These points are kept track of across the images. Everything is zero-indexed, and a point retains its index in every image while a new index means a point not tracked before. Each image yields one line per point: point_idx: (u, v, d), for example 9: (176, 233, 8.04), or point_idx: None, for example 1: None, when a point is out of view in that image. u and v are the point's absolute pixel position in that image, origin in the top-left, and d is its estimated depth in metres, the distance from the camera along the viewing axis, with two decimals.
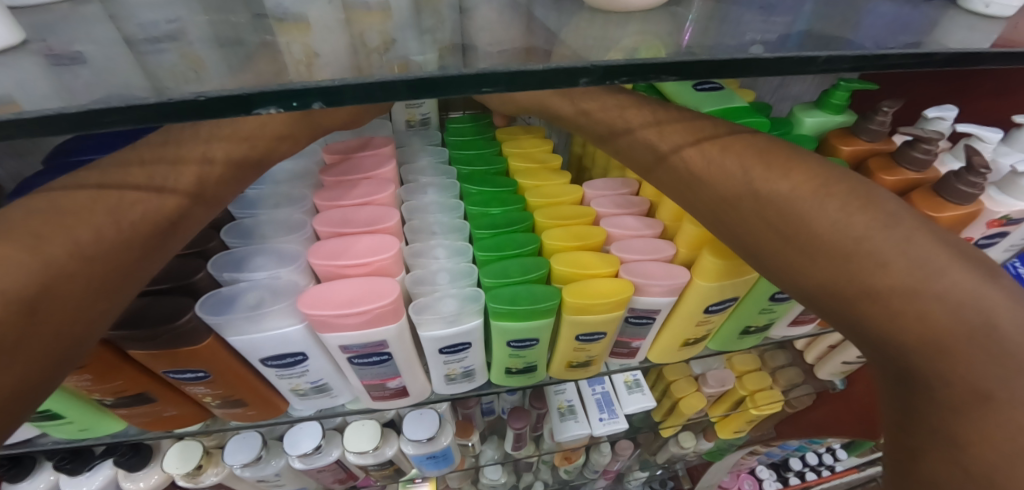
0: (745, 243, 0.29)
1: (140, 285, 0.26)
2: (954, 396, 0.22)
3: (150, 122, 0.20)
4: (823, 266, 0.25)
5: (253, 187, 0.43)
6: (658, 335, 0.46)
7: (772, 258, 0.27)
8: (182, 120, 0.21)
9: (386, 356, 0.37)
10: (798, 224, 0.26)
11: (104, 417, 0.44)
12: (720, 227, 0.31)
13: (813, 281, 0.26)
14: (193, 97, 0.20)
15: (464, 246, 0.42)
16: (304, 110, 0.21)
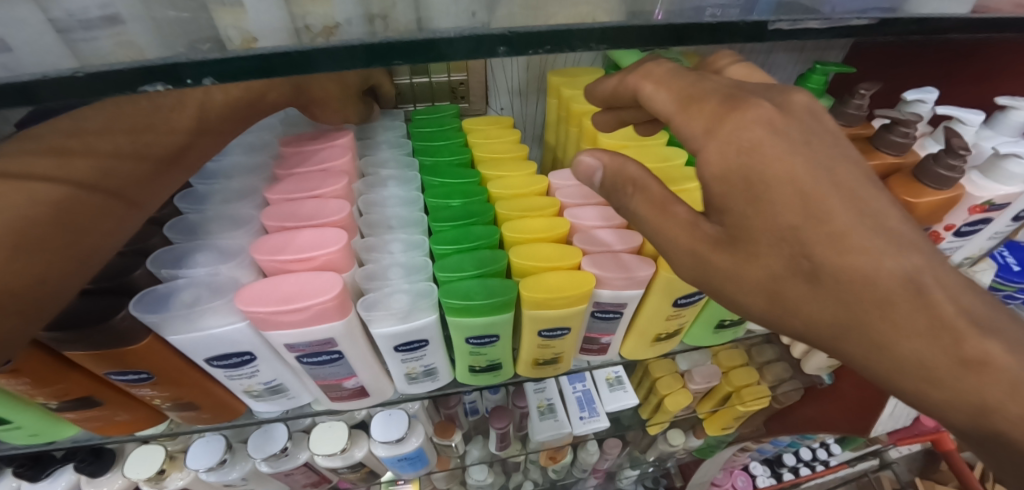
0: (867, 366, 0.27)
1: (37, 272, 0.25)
2: None
3: (26, 101, 0.19)
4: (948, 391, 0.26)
5: (202, 182, 0.41)
6: (629, 330, 0.44)
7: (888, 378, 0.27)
8: (64, 100, 0.19)
9: (336, 354, 0.36)
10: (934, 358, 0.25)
11: (55, 422, 0.43)
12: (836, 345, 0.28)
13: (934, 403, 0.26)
14: (68, 73, 0.18)
15: (420, 239, 0.40)
16: (198, 87, 0.19)
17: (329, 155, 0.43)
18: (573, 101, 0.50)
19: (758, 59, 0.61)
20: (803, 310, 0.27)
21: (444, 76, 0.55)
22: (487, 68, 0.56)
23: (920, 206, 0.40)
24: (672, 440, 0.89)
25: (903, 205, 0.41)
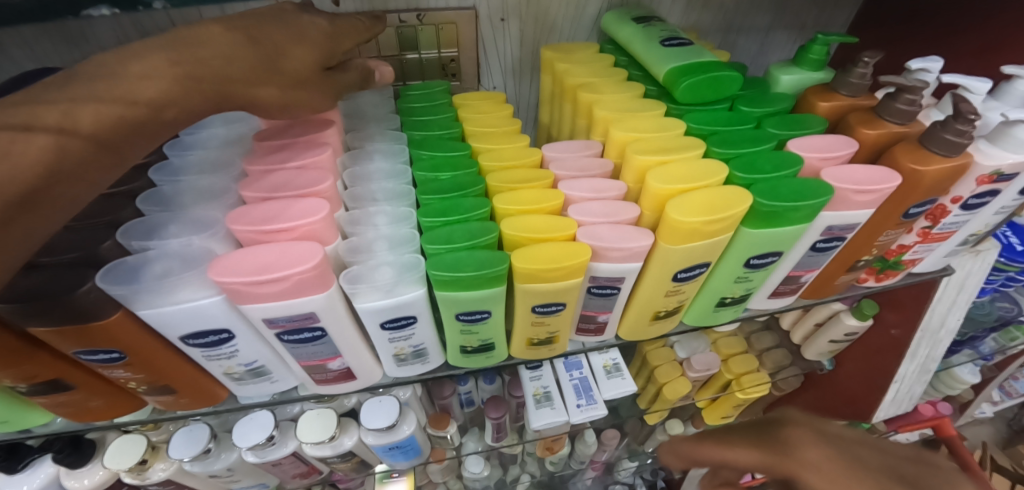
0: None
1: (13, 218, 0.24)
2: None
3: None
4: None
5: (178, 155, 0.39)
6: (626, 308, 0.43)
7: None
8: None
9: (318, 331, 0.34)
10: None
11: (26, 408, 0.41)
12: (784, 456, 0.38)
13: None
14: None
15: (408, 212, 0.38)
16: None
17: (313, 127, 0.41)
18: (567, 74, 0.48)
19: (757, 37, 0.60)
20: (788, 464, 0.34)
21: (434, 52, 0.53)
22: (479, 44, 0.54)
23: (927, 175, 0.39)
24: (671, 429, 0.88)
25: (909, 173, 0.39)
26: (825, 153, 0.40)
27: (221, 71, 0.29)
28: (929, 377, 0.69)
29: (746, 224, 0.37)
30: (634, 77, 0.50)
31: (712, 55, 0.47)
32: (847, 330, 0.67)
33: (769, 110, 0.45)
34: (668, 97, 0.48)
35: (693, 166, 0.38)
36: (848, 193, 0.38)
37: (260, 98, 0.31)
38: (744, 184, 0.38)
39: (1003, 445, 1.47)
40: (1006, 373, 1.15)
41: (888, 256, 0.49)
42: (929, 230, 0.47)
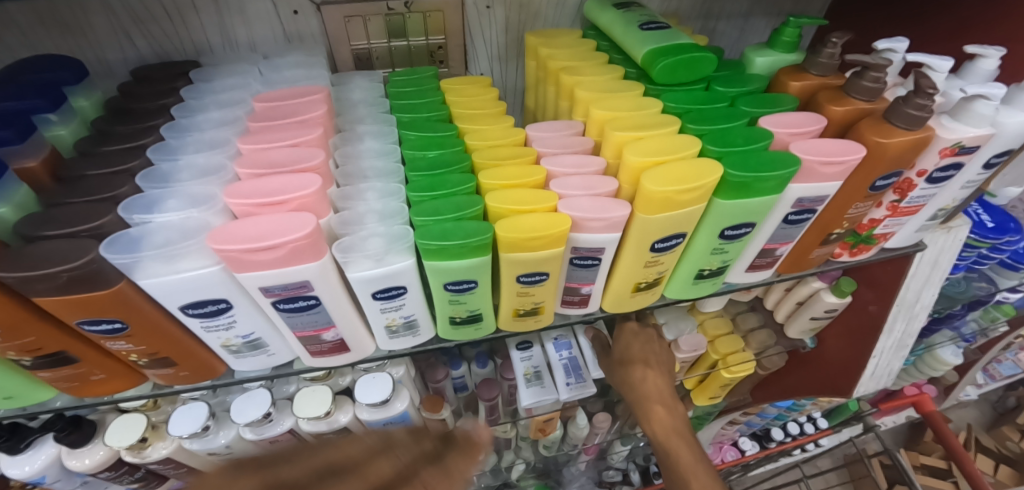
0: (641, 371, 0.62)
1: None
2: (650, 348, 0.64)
3: None
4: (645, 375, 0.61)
5: (175, 136, 0.41)
6: (608, 280, 0.45)
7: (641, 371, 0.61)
8: None
9: (312, 300, 0.36)
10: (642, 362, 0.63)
11: (30, 384, 0.42)
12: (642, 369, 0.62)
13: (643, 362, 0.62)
14: None
15: (397, 188, 0.40)
16: None
17: (305, 109, 0.43)
18: (551, 58, 0.50)
19: (736, 23, 0.63)
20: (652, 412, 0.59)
21: (422, 39, 0.55)
22: (466, 31, 0.56)
23: (890, 147, 0.41)
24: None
25: (874, 146, 0.41)
26: (794, 128, 0.42)
27: None
28: (907, 352, 0.72)
29: (719, 194, 0.39)
30: (616, 61, 0.52)
31: (689, 38, 0.49)
32: (827, 307, 0.69)
33: (742, 90, 0.47)
34: (647, 79, 0.50)
35: (668, 141, 0.40)
36: (815, 165, 0.40)
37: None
38: (717, 157, 0.40)
39: (988, 428, 1.51)
40: (989, 355, 1.18)
41: (860, 229, 0.52)
42: (898, 204, 0.49)
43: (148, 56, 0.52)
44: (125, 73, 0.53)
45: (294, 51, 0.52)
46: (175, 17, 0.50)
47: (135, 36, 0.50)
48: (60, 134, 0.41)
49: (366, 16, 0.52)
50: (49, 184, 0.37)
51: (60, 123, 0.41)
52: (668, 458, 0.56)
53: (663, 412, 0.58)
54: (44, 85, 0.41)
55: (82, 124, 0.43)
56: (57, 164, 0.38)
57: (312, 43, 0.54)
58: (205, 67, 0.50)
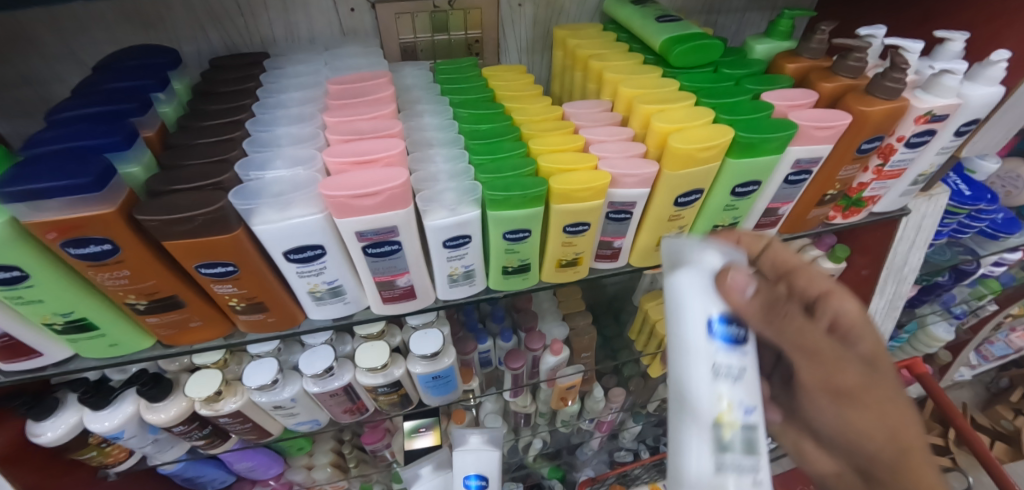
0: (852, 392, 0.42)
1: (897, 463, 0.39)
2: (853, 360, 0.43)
3: None
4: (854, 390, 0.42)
5: (266, 112, 0.47)
6: (637, 235, 0.52)
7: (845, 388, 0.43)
8: None
9: (396, 245, 0.42)
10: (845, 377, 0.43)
11: (134, 332, 0.47)
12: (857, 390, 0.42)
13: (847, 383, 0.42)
14: None
15: (460, 153, 0.47)
16: None
17: (375, 90, 0.50)
18: (579, 47, 0.57)
19: (734, 17, 0.71)
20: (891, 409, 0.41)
21: (461, 34, 0.62)
22: (500, 26, 0.63)
23: (872, 114, 0.49)
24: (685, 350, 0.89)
25: (859, 113, 0.49)
26: (791, 101, 0.50)
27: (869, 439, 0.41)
28: (896, 314, 0.80)
29: (732, 154, 0.47)
30: (636, 50, 0.59)
31: (698, 28, 0.56)
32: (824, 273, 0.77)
33: (746, 72, 0.55)
34: (663, 64, 0.57)
35: (687, 110, 0.47)
36: (810, 130, 0.47)
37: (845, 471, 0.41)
38: (729, 124, 0.48)
39: (982, 407, 1.59)
40: (979, 334, 1.26)
41: (850, 192, 0.60)
42: (882, 168, 0.57)
43: (218, 49, 0.59)
44: (196, 64, 0.59)
45: (351, 44, 0.59)
46: (247, 13, 0.56)
47: (209, 31, 0.57)
48: (166, 111, 0.47)
49: (414, 13, 0.59)
50: (165, 151, 0.43)
51: (166, 102, 0.47)
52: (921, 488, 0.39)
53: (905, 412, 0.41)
54: (149, 70, 0.47)
55: (180, 105, 0.49)
56: (167, 135, 0.44)
57: (365, 37, 0.61)
58: (275, 57, 0.56)
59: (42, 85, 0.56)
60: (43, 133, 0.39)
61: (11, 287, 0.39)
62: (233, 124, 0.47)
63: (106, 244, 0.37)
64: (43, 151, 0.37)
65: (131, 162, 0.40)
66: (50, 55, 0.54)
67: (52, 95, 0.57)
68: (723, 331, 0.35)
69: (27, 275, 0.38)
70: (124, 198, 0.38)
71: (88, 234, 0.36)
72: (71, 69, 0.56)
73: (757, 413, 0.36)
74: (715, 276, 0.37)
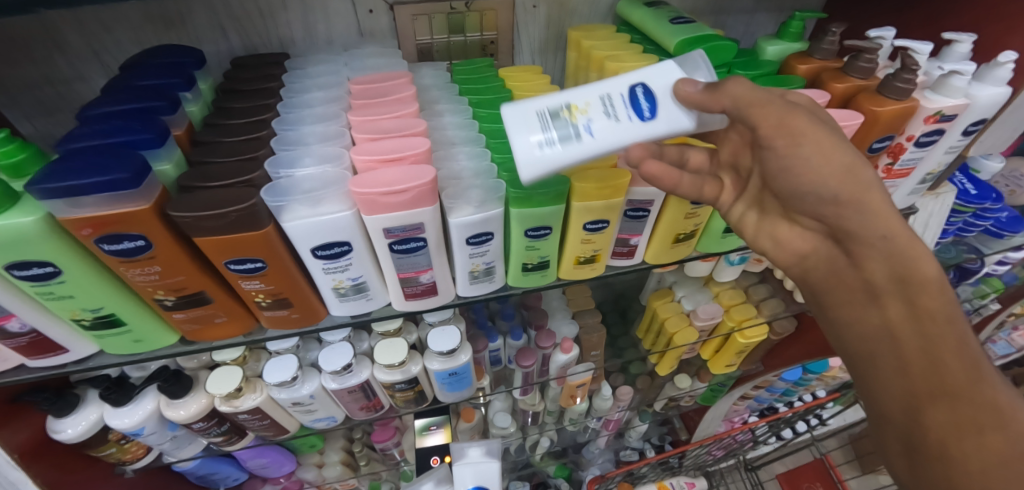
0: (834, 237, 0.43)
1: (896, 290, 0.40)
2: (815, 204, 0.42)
3: None
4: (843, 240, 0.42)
5: (291, 111, 0.48)
6: (652, 233, 0.53)
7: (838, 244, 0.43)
8: None
9: (421, 241, 0.43)
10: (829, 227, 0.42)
11: (159, 328, 0.48)
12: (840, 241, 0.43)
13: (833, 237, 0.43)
14: None
15: (482, 151, 0.48)
16: None
17: (397, 90, 0.50)
18: (593, 48, 0.58)
19: (743, 19, 0.72)
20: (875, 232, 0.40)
21: (476, 35, 0.63)
22: (515, 27, 0.64)
23: (884, 113, 0.50)
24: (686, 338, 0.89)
25: (870, 112, 0.50)
26: None
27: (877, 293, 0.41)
28: None
29: None
30: (650, 50, 0.60)
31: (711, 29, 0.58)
32: None
33: (759, 73, 0.56)
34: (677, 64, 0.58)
35: None
36: None
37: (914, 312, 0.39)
38: None
39: None
40: (983, 334, 1.27)
41: None
42: (892, 167, 0.58)
43: (238, 49, 0.59)
44: (216, 64, 0.60)
45: (369, 44, 0.60)
46: (267, 14, 0.57)
47: (229, 31, 0.57)
48: (192, 110, 0.47)
49: (431, 14, 0.60)
50: (193, 149, 0.44)
51: (192, 101, 0.47)
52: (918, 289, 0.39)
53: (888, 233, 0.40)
54: (176, 69, 0.48)
55: (205, 104, 0.50)
56: (195, 133, 0.45)
57: (382, 38, 0.62)
58: (296, 57, 0.57)
59: (65, 84, 0.56)
60: (77, 130, 0.40)
61: (44, 283, 0.40)
62: (258, 122, 0.47)
63: (138, 240, 0.38)
64: (78, 148, 0.38)
65: (163, 160, 0.40)
66: (73, 54, 0.55)
67: (74, 95, 0.58)
68: (647, 101, 0.40)
69: (59, 270, 0.39)
70: (158, 195, 0.38)
71: (122, 230, 0.37)
72: (93, 69, 0.57)
73: (592, 139, 0.39)
74: (678, 85, 0.40)
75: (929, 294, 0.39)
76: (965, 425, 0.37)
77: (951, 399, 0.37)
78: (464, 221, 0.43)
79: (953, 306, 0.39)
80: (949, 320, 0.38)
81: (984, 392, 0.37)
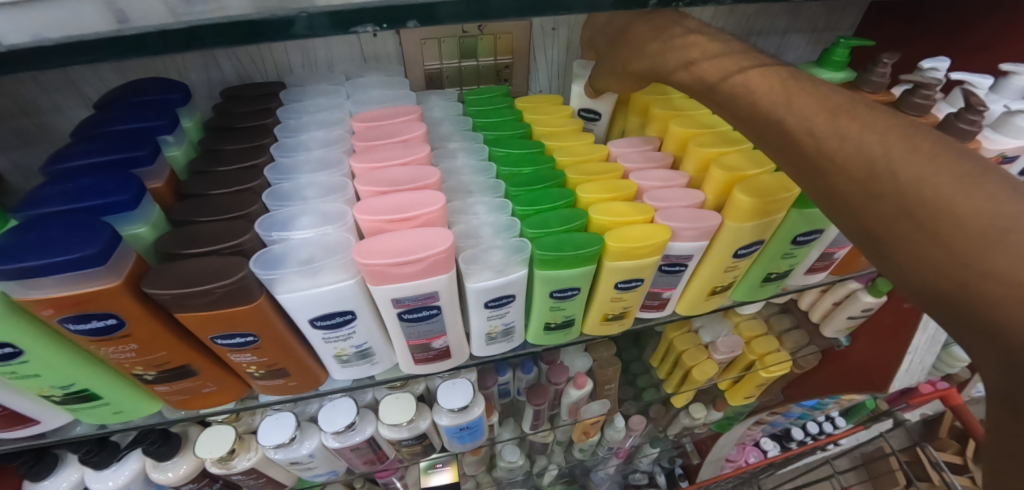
0: (805, 163, 0.30)
1: (912, 209, 0.25)
2: (771, 119, 0.32)
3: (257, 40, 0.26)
4: (817, 171, 0.30)
5: (288, 156, 0.44)
6: (686, 285, 0.48)
7: (815, 179, 0.30)
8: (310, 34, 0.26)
9: (435, 310, 0.38)
10: (799, 149, 0.30)
11: (141, 398, 0.43)
12: (805, 172, 0.31)
13: (807, 168, 0.30)
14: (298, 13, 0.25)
15: (502, 202, 0.43)
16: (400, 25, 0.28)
17: (404, 129, 0.45)
18: None
19: (774, 40, 0.67)
20: (852, 139, 0.28)
21: (490, 60, 0.58)
22: (531, 51, 0.59)
23: None
24: (710, 346, 0.84)
25: None
26: None
27: (898, 223, 0.26)
28: (938, 348, 0.80)
29: (798, 204, 0.43)
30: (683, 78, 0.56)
31: None
32: (864, 307, 0.75)
33: None
34: None
35: (748, 155, 0.44)
36: None
37: (950, 235, 0.24)
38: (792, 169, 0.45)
39: None
40: None
41: None
42: None
43: (230, 77, 0.54)
44: (207, 93, 0.55)
45: (373, 72, 0.54)
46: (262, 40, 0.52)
47: (220, 59, 0.52)
48: (176, 155, 0.42)
49: (441, 38, 0.54)
50: (176, 204, 0.39)
51: (175, 144, 0.43)
52: (934, 199, 0.25)
53: (867, 136, 0.28)
54: (159, 107, 0.42)
55: (191, 146, 0.45)
56: (179, 185, 0.40)
57: (388, 63, 0.57)
58: (293, 88, 0.52)
59: (40, 116, 0.51)
60: (43, 189, 0.35)
61: (3, 364, 0.35)
62: (250, 169, 0.42)
63: (110, 318, 0.33)
64: (42, 215, 0.33)
65: (138, 222, 0.35)
66: (49, 85, 0.49)
67: (50, 127, 0.52)
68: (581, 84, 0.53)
69: (20, 351, 0.34)
70: (132, 267, 0.33)
71: (90, 312, 0.32)
72: (72, 99, 0.51)
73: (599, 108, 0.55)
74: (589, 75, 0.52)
75: (756, 113, 0.33)
76: (824, 200, 0.30)
77: (792, 167, 0.32)
78: (481, 287, 0.38)
79: (788, 100, 0.31)
80: (775, 116, 0.31)
81: (809, 145, 0.30)
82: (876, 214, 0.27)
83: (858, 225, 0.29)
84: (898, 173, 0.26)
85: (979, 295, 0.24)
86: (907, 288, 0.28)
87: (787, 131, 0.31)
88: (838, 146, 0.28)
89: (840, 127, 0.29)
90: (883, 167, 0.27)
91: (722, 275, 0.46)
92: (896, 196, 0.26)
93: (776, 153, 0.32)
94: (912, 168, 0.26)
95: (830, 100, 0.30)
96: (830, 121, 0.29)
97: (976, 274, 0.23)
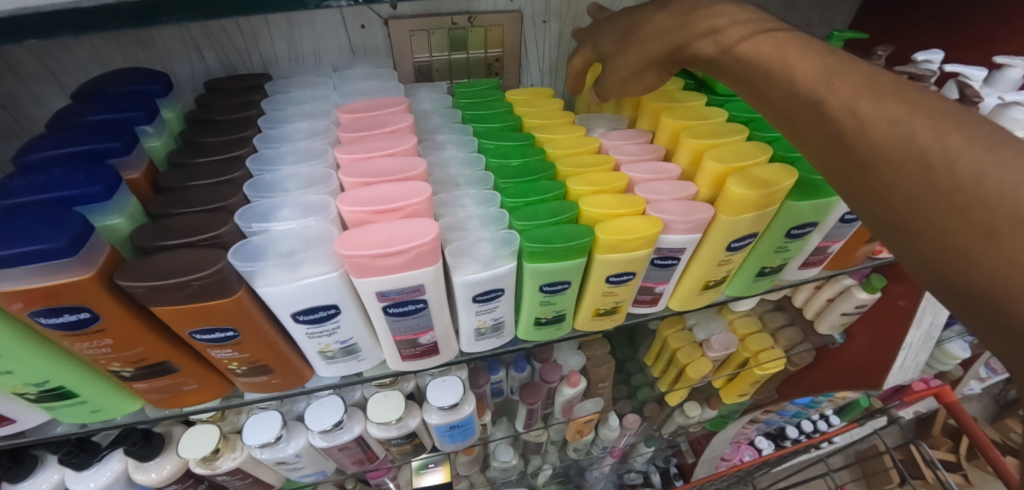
0: (837, 138, 0.30)
1: (949, 188, 0.26)
2: (803, 91, 0.31)
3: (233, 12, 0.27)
4: (850, 146, 0.29)
5: (270, 147, 0.43)
6: (679, 280, 0.47)
7: (847, 156, 0.30)
8: None
9: (421, 303, 0.37)
10: (832, 123, 0.30)
11: (120, 396, 0.42)
12: (836, 149, 0.30)
13: (838, 142, 0.30)
14: None
15: (491, 194, 0.42)
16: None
17: (391, 120, 0.44)
18: None
19: None
20: (892, 115, 0.28)
21: (481, 52, 0.57)
22: (522, 44, 0.58)
23: None
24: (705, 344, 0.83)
25: None
26: None
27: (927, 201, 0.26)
28: (932, 344, 0.80)
29: (792, 196, 0.42)
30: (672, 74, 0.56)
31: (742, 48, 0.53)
32: (857, 303, 0.75)
33: None
34: (705, 89, 0.54)
35: (739, 147, 0.44)
36: None
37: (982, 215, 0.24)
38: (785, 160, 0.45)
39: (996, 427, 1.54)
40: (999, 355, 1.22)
41: None
42: None
43: (215, 69, 0.53)
44: (190, 86, 0.53)
45: (361, 64, 0.53)
46: (247, 31, 0.51)
47: (204, 49, 0.51)
48: (155, 146, 0.41)
49: (430, 30, 0.53)
50: (153, 196, 0.37)
51: (154, 135, 0.41)
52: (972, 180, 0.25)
53: (910, 114, 0.27)
54: (138, 98, 0.41)
55: (171, 137, 0.44)
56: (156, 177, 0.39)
57: (376, 56, 0.56)
58: (279, 79, 0.51)
59: (17, 108, 0.49)
60: (13, 179, 0.34)
61: None
62: (231, 161, 0.41)
63: (83, 312, 0.32)
64: (10, 205, 0.32)
65: (112, 214, 0.34)
66: (27, 76, 0.48)
67: (28, 119, 0.51)
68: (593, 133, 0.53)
69: None
70: (104, 259, 0.32)
71: (60, 305, 0.31)
72: (51, 90, 0.50)
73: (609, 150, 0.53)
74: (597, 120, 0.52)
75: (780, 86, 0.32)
76: (853, 178, 0.30)
77: (819, 146, 0.31)
78: (472, 279, 0.37)
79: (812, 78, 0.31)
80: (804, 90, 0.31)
81: (845, 120, 0.29)
82: (908, 192, 0.27)
83: (883, 206, 0.29)
84: (939, 150, 0.26)
85: (1003, 276, 0.24)
86: (924, 271, 0.28)
87: (820, 104, 0.30)
88: (877, 121, 0.28)
89: (875, 104, 0.28)
90: (924, 145, 0.26)
91: (715, 268, 0.45)
92: (931, 174, 0.26)
93: (802, 127, 0.32)
94: (954, 148, 0.26)
95: (864, 75, 0.30)
96: (867, 97, 0.29)
97: (1002, 255, 0.24)
